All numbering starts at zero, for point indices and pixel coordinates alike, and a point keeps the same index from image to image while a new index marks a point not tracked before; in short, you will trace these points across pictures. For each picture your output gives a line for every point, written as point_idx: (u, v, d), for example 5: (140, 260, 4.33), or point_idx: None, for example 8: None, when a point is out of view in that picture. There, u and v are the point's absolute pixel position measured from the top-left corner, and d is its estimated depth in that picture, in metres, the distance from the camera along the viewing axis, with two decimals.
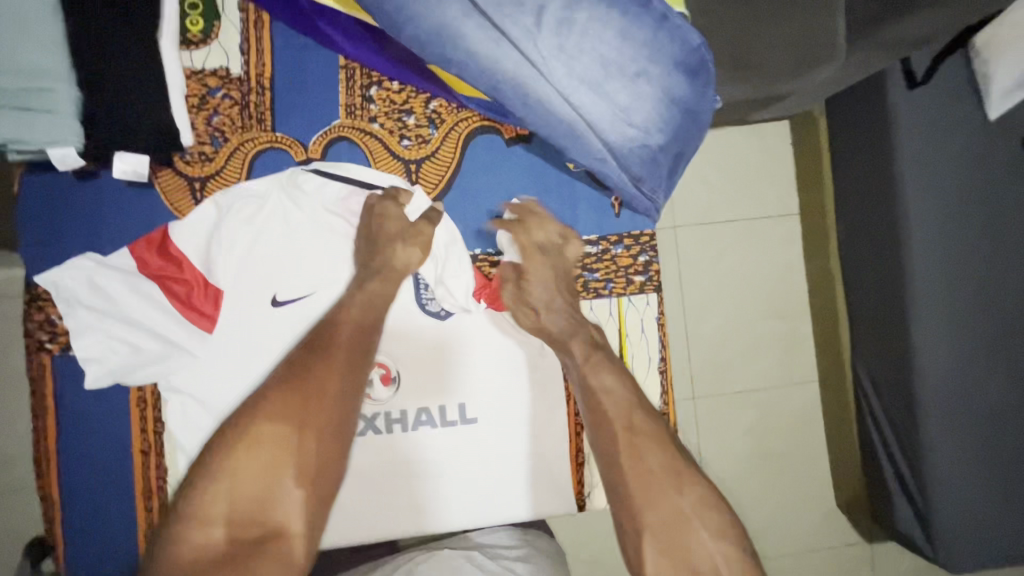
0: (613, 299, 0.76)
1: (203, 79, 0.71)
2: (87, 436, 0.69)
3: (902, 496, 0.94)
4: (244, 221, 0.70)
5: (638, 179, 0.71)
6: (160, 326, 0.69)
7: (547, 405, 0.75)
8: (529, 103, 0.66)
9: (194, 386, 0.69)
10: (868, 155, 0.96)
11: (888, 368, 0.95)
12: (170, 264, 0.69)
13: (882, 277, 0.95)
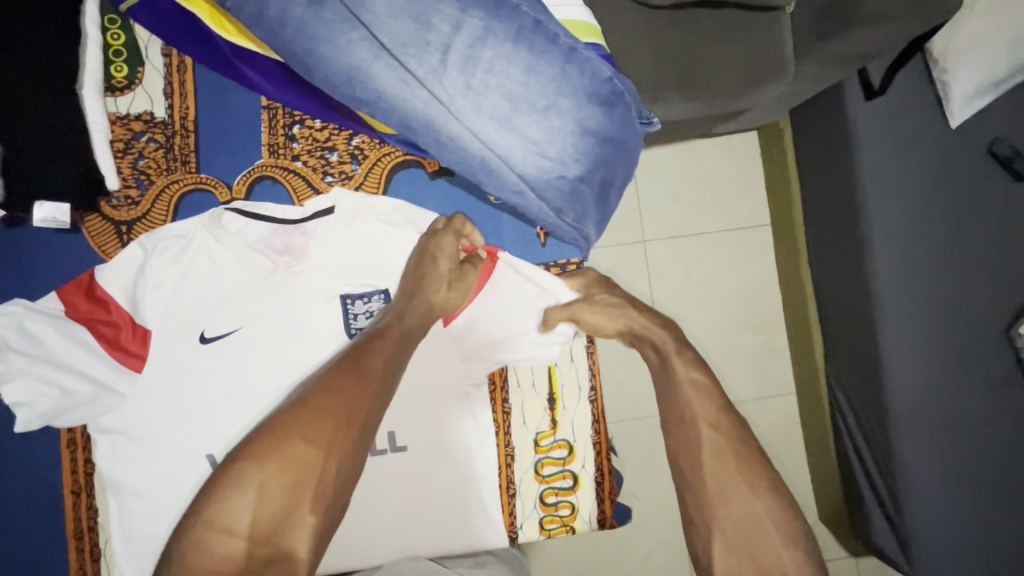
0: None
1: (128, 124, 0.72)
2: (19, 479, 0.70)
3: (880, 514, 0.91)
4: (170, 261, 0.70)
5: (560, 209, 0.71)
6: (86, 367, 0.69)
7: (477, 437, 0.74)
8: (441, 139, 0.66)
9: (123, 427, 0.70)
10: (833, 164, 0.94)
11: (859, 381, 0.93)
12: (95, 306, 0.69)
13: (850, 288, 0.93)
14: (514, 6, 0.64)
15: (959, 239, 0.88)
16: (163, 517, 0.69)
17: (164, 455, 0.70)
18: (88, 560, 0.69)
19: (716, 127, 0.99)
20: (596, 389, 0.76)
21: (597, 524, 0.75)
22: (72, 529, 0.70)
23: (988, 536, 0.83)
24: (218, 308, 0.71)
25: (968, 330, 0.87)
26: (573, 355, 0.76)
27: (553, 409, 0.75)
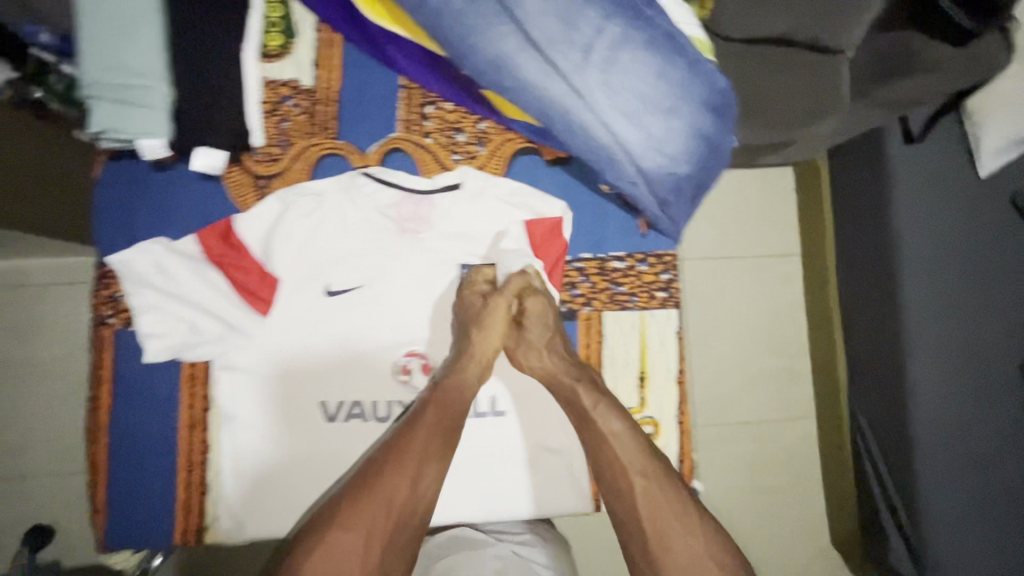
0: (636, 312, 0.81)
1: (277, 89, 0.78)
2: (138, 408, 0.73)
3: (896, 530, 0.94)
4: (304, 216, 0.76)
5: (664, 203, 0.78)
6: (217, 307, 0.73)
7: None
8: (572, 128, 0.73)
9: (246, 367, 0.74)
10: (867, 201, 0.97)
11: (879, 404, 0.96)
12: (231, 252, 0.74)
13: (874, 316, 0.96)
14: (650, 17, 0.71)
15: (994, 269, 0.91)
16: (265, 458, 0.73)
17: (284, 396, 0.74)
18: (198, 491, 0.72)
19: (760, 158, 0.96)
20: (682, 372, 0.80)
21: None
22: (182, 462, 0.73)
23: (1006, 554, 0.86)
24: (342, 263, 0.76)
25: (998, 355, 0.90)
26: (664, 339, 0.80)
27: (642, 388, 0.80)
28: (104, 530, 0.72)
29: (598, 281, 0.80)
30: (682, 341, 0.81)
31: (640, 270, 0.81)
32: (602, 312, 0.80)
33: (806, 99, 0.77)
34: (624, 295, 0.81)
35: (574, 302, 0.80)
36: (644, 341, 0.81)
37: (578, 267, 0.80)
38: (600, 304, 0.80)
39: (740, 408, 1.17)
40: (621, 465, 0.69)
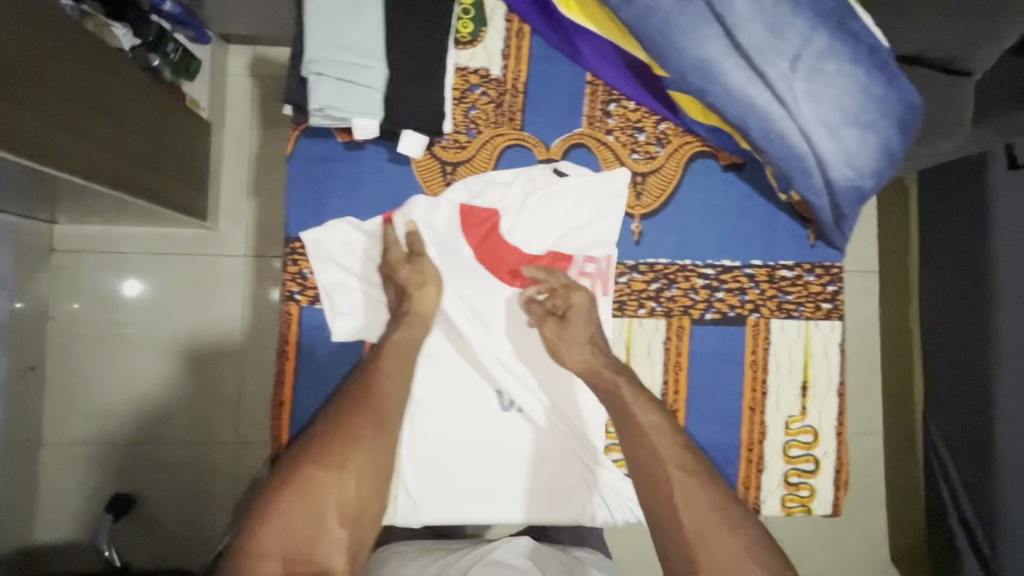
0: (802, 321, 0.81)
1: (466, 76, 0.78)
2: (324, 386, 0.75)
3: (971, 550, 0.99)
4: (490, 208, 0.78)
5: (841, 216, 0.79)
6: (404, 288, 0.76)
7: (732, 411, 0.80)
8: (769, 136, 0.74)
9: (437, 350, 0.77)
10: (958, 232, 1.03)
11: (961, 424, 1.01)
12: (420, 232, 0.76)
13: (964, 342, 1.01)
14: (854, 33, 0.73)
15: None
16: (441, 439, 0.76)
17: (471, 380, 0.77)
18: None
19: None
20: (842, 383, 0.81)
21: (830, 508, 0.81)
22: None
23: None
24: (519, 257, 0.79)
25: None
26: (828, 351, 0.81)
27: (804, 396, 0.81)
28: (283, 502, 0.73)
29: (767, 288, 0.81)
30: (844, 353, 0.82)
31: (807, 280, 0.82)
32: (769, 319, 0.81)
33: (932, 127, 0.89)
34: (791, 304, 0.81)
35: (742, 307, 0.81)
36: (808, 351, 0.81)
37: (749, 274, 0.81)
38: (767, 311, 0.81)
39: None
40: (661, 458, 0.71)
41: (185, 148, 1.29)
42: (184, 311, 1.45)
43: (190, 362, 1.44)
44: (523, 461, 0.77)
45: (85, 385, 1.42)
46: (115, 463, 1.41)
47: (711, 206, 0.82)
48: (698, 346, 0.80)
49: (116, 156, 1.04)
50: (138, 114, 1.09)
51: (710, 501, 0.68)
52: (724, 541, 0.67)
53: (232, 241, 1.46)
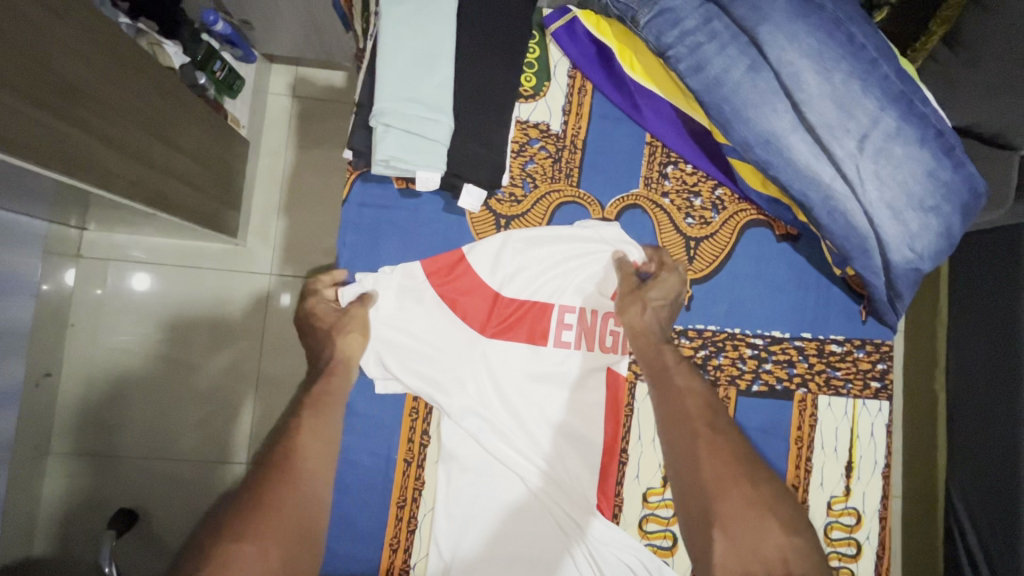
0: (849, 399, 0.80)
1: (526, 130, 0.78)
2: (364, 438, 0.76)
3: None
4: (524, 256, 0.77)
5: (896, 295, 0.77)
6: (435, 333, 0.76)
7: None
8: (831, 213, 0.73)
9: (468, 401, 0.76)
10: (992, 301, 1.02)
11: (986, 499, 1.01)
12: (456, 280, 0.76)
13: (991, 414, 1.01)
14: (922, 115, 0.72)
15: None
16: (470, 498, 0.75)
17: (500, 431, 0.76)
18: (413, 524, 0.76)
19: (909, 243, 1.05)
20: (889, 466, 0.79)
21: None
22: (396, 494, 0.76)
23: None
24: (561, 312, 0.78)
25: None
26: (875, 431, 0.79)
27: (847, 477, 0.79)
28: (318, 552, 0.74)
29: (816, 363, 0.80)
30: (892, 434, 0.79)
31: (856, 357, 0.81)
32: (816, 395, 0.79)
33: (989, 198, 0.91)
34: (839, 380, 0.80)
35: (789, 381, 0.79)
36: (854, 430, 0.80)
37: (798, 346, 0.80)
38: (815, 386, 0.79)
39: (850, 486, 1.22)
40: (688, 414, 0.74)
41: (222, 166, 1.29)
42: (206, 327, 1.44)
43: (207, 379, 1.42)
44: (522, 532, 0.74)
45: (99, 396, 1.40)
46: (123, 478, 1.39)
47: (762, 276, 0.81)
48: (742, 417, 0.79)
49: (160, 172, 1.04)
50: (184, 132, 1.10)
51: (731, 456, 0.72)
52: (740, 494, 0.70)
53: (260, 260, 1.46)
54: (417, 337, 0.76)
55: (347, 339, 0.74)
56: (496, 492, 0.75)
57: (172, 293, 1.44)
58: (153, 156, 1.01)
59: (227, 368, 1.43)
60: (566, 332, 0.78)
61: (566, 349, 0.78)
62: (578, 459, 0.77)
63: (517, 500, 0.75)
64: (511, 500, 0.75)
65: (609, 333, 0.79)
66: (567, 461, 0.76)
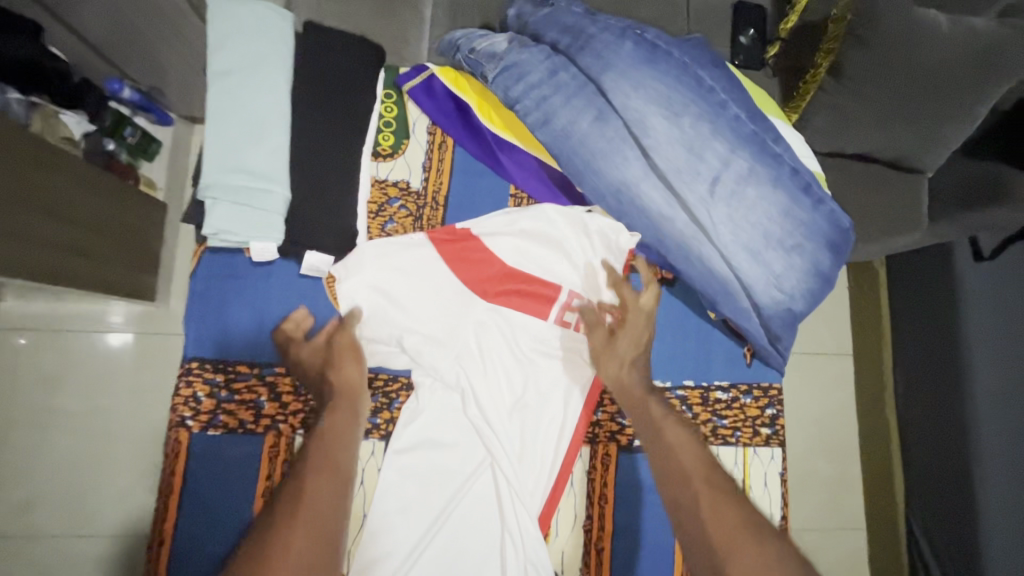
0: (739, 448, 0.77)
1: (384, 189, 0.78)
2: (207, 523, 0.77)
3: None
4: (523, 239, 0.78)
5: (775, 337, 0.75)
6: (429, 304, 0.76)
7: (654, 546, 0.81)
8: (691, 259, 0.72)
9: (448, 373, 0.77)
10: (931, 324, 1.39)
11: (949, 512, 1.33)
12: (464, 252, 0.77)
13: (939, 428, 1.36)
14: (775, 154, 0.71)
15: None
16: (420, 500, 0.74)
17: (474, 400, 0.76)
18: None
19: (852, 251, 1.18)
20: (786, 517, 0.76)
21: None
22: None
23: None
24: (567, 296, 0.80)
25: None
26: (767, 480, 0.76)
27: None
28: None
29: (700, 412, 0.77)
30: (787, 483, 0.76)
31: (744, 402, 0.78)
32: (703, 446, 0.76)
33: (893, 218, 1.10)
34: (726, 428, 0.77)
35: None
36: (746, 480, 0.76)
37: (680, 397, 0.78)
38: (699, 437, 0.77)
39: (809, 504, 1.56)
40: (681, 461, 0.68)
41: (136, 232, 1.28)
42: (124, 393, 1.41)
43: (131, 449, 1.39)
44: (467, 531, 0.73)
45: (7, 474, 1.34)
46: (36, 562, 1.33)
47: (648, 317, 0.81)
48: (623, 475, 0.83)
49: (57, 250, 1.02)
50: (87, 206, 1.09)
51: (737, 513, 0.62)
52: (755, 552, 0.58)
53: (182, 322, 1.44)
54: (412, 311, 0.75)
55: (337, 372, 0.74)
56: (454, 492, 0.74)
57: (92, 363, 1.40)
58: (45, 235, 0.99)
59: (152, 436, 1.40)
60: (568, 313, 0.80)
61: (565, 330, 0.80)
62: (535, 441, 0.77)
63: (472, 502, 0.74)
64: (466, 500, 0.74)
65: (607, 323, 0.80)
66: (524, 438, 0.77)
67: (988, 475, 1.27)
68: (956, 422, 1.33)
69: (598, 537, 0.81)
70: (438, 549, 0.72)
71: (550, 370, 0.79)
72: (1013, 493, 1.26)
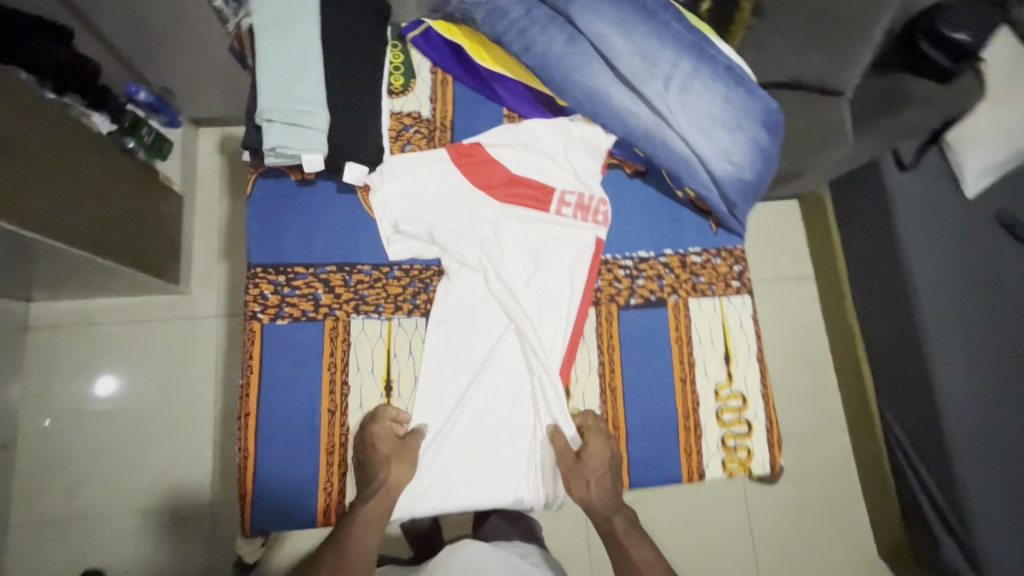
0: (717, 299, 0.93)
1: (401, 119, 0.93)
2: (286, 404, 0.85)
3: (941, 506, 1.39)
4: (522, 148, 0.95)
5: (732, 205, 0.93)
6: (451, 205, 0.93)
7: (660, 394, 0.90)
8: (657, 144, 0.90)
9: (470, 258, 0.91)
10: (873, 229, 1.54)
11: (910, 401, 1.47)
12: (475, 160, 0.93)
13: (892, 317, 1.50)
14: (712, 55, 0.89)
15: (990, 269, 1.48)
16: (460, 361, 0.89)
17: (495, 277, 0.91)
18: (339, 474, 0.84)
19: (795, 167, 1.39)
20: (761, 351, 0.92)
21: (768, 468, 0.89)
22: (324, 445, 0.85)
23: (992, 477, 1.34)
24: (563, 194, 0.94)
25: (973, 332, 1.42)
26: (743, 322, 0.93)
27: (728, 366, 0.91)
28: (252, 510, 0.82)
29: (681, 273, 0.94)
30: (758, 324, 0.93)
31: (717, 262, 0.95)
32: (688, 298, 0.93)
33: (818, 138, 1.32)
34: (704, 285, 0.94)
35: (661, 291, 0.93)
36: (726, 325, 0.93)
37: (662, 263, 0.94)
38: (684, 292, 0.93)
39: (803, 409, 1.72)
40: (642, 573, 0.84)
41: (156, 220, 1.39)
42: (155, 377, 1.50)
43: (165, 428, 1.48)
44: (497, 385, 0.89)
45: (53, 461, 1.44)
46: (87, 541, 1.41)
47: (628, 203, 0.96)
48: (627, 327, 0.92)
49: (89, 222, 1.14)
50: (110, 188, 1.20)
51: None
52: None
53: (205, 306, 1.55)
54: (435, 212, 0.92)
55: (395, 470, 0.82)
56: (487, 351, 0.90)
57: (127, 351, 1.50)
58: (79, 206, 1.12)
59: (183, 414, 1.49)
60: (567, 207, 0.94)
61: (569, 219, 0.94)
62: (550, 309, 0.91)
63: (504, 359, 0.90)
64: (499, 358, 0.89)
65: (601, 212, 0.94)
66: (541, 306, 0.90)
67: (944, 355, 1.40)
68: (904, 312, 1.46)
69: (611, 376, 0.90)
70: (480, 396, 0.88)
71: (560, 250, 0.93)
72: (966, 366, 1.40)
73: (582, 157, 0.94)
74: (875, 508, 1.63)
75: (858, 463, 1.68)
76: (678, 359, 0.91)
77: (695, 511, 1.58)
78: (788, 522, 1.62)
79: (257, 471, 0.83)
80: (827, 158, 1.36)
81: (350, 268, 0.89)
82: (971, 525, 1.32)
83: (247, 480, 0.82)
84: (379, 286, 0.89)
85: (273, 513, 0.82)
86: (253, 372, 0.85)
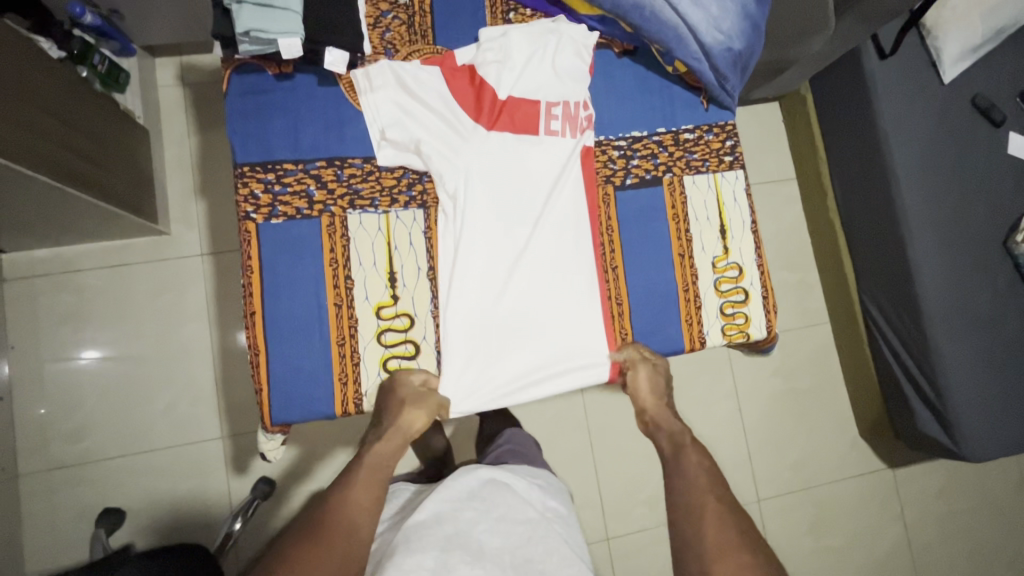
0: (711, 175, 1.07)
1: (378, 5, 1.01)
2: (291, 296, 0.95)
3: (921, 380, 1.48)
4: (504, 58, 1.01)
5: (723, 78, 1.01)
6: (439, 103, 0.99)
7: (656, 265, 1.04)
8: (646, 15, 0.94)
9: (456, 158, 0.98)
10: (853, 120, 1.55)
11: (890, 286, 1.53)
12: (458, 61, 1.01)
13: (873, 207, 1.54)
14: None
15: (966, 152, 1.51)
16: (463, 252, 0.98)
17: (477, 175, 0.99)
18: (349, 356, 0.95)
19: (781, 58, 1.35)
20: (754, 222, 1.08)
21: (764, 330, 1.05)
22: (335, 337, 0.95)
23: (966, 346, 1.43)
24: (548, 107, 1.02)
25: (948, 214, 1.47)
26: (736, 196, 1.08)
27: (724, 239, 1.06)
28: (268, 392, 0.93)
29: (674, 151, 1.07)
30: (750, 198, 1.08)
31: (708, 140, 1.08)
32: (682, 176, 1.06)
33: (803, 24, 1.25)
34: (697, 161, 1.07)
35: (656, 170, 1.06)
36: (722, 199, 1.07)
37: (656, 141, 1.06)
38: (677, 170, 1.06)
39: (790, 305, 1.77)
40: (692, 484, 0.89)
41: (125, 152, 1.33)
42: (148, 317, 1.48)
43: (165, 368, 1.47)
44: (496, 271, 0.98)
45: (55, 407, 1.43)
46: (101, 482, 1.43)
47: (615, 86, 1.07)
48: (623, 208, 1.05)
49: (57, 150, 1.09)
50: (71, 116, 1.14)
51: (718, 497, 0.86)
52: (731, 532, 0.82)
53: (188, 244, 1.51)
54: (416, 111, 0.98)
55: (411, 414, 0.91)
56: (485, 271, 0.98)
57: (115, 295, 1.47)
58: (44, 129, 1.06)
59: (182, 354, 1.48)
60: (554, 122, 1.02)
61: (551, 119, 1.02)
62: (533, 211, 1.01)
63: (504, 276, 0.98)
64: (497, 274, 0.98)
65: (585, 118, 1.03)
66: (528, 206, 1.01)
67: (921, 235, 1.45)
68: (886, 201, 1.50)
69: (611, 258, 1.04)
70: (493, 313, 0.97)
71: (552, 157, 1.02)
72: (943, 247, 1.45)
73: (565, 58, 1.03)
74: (857, 390, 1.72)
75: (839, 351, 1.76)
76: (675, 233, 1.05)
77: (690, 406, 1.65)
78: (780, 410, 1.71)
79: (266, 362, 0.93)
80: (808, 48, 1.32)
81: (341, 163, 0.97)
82: (949, 392, 1.42)
83: (259, 370, 0.93)
84: (372, 180, 0.98)
85: (292, 403, 0.93)
86: (254, 274, 0.95)
